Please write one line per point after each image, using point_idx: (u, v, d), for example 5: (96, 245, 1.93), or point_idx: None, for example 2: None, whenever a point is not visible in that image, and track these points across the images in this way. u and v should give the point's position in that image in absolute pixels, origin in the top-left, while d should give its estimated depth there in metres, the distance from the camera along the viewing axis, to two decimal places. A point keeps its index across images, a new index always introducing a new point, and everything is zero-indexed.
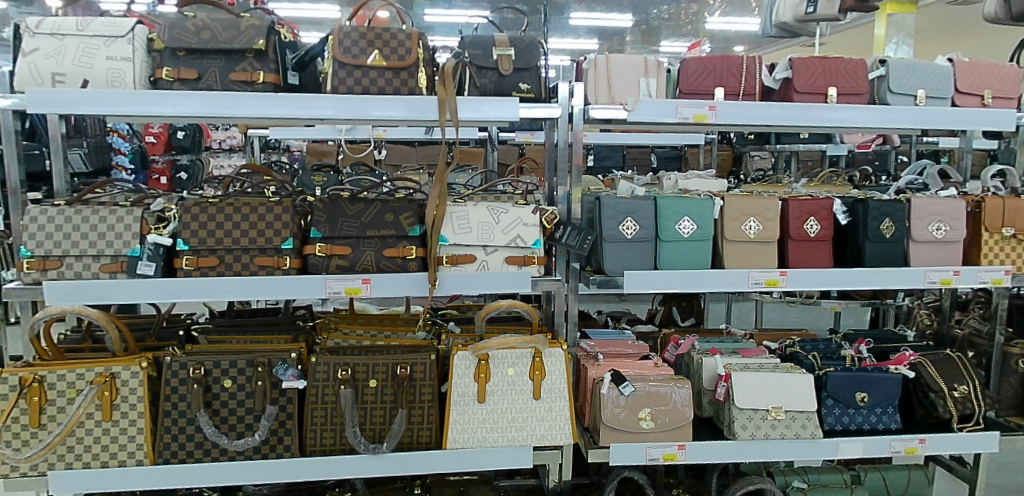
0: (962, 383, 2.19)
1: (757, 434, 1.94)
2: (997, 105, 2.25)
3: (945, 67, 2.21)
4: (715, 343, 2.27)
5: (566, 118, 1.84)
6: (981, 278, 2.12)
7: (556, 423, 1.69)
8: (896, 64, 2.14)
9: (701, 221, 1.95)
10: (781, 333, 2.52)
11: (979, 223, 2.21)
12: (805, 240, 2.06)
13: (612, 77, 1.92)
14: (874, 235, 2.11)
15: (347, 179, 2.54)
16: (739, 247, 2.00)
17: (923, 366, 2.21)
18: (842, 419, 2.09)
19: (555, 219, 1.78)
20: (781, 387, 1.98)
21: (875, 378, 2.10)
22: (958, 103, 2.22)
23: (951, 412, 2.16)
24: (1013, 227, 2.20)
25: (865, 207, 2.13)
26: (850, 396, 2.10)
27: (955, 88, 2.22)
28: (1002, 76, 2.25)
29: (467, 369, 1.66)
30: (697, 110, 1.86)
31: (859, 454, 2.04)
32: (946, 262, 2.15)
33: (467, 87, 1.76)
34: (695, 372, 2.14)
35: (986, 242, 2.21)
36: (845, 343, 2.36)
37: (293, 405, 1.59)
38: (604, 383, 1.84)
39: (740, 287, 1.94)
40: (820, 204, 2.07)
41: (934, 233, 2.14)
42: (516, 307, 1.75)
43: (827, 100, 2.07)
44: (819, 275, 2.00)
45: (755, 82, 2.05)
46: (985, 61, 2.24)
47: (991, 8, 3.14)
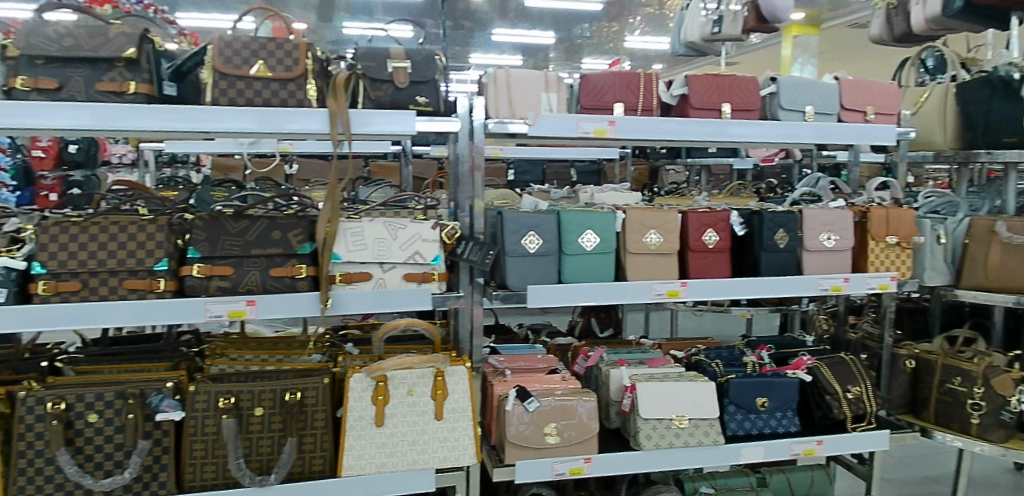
0: (855, 385, 2.30)
1: (661, 444, 1.97)
2: (879, 121, 2.39)
3: (831, 85, 2.33)
4: (623, 354, 2.28)
5: (466, 133, 1.81)
6: (869, 284, 2.26)
7: (458, 444, 1.65)
8: (785, 81, 2.23)
9: (604, 234, 1.96)
10: (687, 341, 2.57)
11: (866, 232, 2.33)
12: (704, 251, 2.11)
13: (513, 92, 1.91)
14: (769, 246, 2.19)
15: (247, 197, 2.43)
16: (643, 260, 2.02)
17: (819, 370, 2.30)
18: (744, 425, 2.15)
19: (455, 234, 1.75)
20: (684, 396, 2.01)
21: (773, 383, 2.18)
22: (843, 119, 2.35)
23: (846, 413, 2.26)
24: (896, 236, 2.34)
25: (760, 218, 2.20)
26: (751, 401, 2.16)
27: (841, 104, 2.34)
28: (883, 94, 2.40)
29: (364, 392, 1.60)
30: (597, 125, 1.89)
31: (760, 458, 2.10)
32: (836, 269, 2.26)
33: (361, 99, 1.70)
34: (603, 384, 2.15)
35: (873, 249, 2.33)
36: (747, 350, 2.44)
37: (169, 439, 1.49)
38: (508, 399, 1.81)
39: (643, 299, 1.97)
40: (717, 216, 2.13)
41: (825, 242, 2.24)
42: (415, 326, 1.70)
43: (721, 116, 2.14)
44: (717, 285, 2.06)
45: (653, 98, 2.09)
46: (867, 80, 2.38)
47: (875, 30, 3.34)
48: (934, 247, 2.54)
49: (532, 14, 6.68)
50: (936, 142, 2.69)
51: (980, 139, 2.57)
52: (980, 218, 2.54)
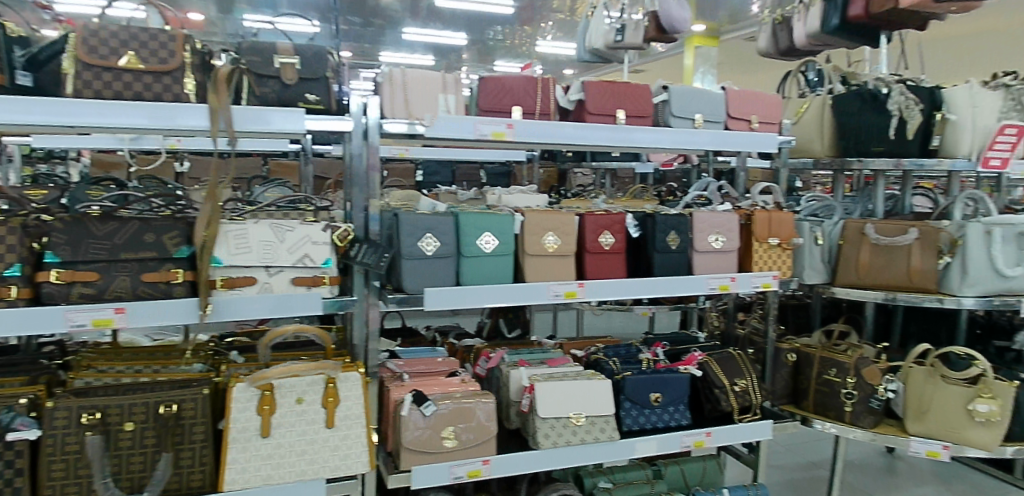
0: (741, 378, 2.43)
1: (559, 442, 2.00)
2: (762, 129, 2.55)
3: (718, 94, 2.45)
4: (524, 354, 2.30)
5: (360, 133, 1.76)
6: (753, 283, 2.41)
7: (350, 452, 1.61)
8: (676, 90, 2.33)
9: (502, 236, 1.96)
10: (588, 341, 2.63)
11: (751, 234, 2.47)
12: (600, 252, 2.16)
13: (408, 92, 1.88)
14: (661, 247, 2.27)
15: (111, 196, 2.24)
16: (541, 262, 2.04)
17: (709, 365, 2.41)
18: (639, 420, 2.23)
19: (348, 236, 1.69)
20: (581, 395, 2.05)
21: (666, 379, 2.27)
22: (730, 127, 2.47)
23: (732, 405, 2.38)
24: (778, 237, 2.49)
25: (653, 221, 2.28)
26: (645, 397, 2.23)
27: (728, 113, 2.47)
28: (765, 104, 2.55)
29: (248, 401, 1.54)
30: (495, 127, 1.89)
31: (653, 451, 2.17)
32: (723, 269, 2.39)
33: (245, 95, 1.63)
34: (503, 385, 2.15)
35: (757, 249, 2.47)
36: (643, 348, 2.52)
37: (23, 460, 1.38)
38: (404, 405, 1.78)
39: (541, 300, 2.00)
40: (613, 219, 2.19)
41: (713, 243, 2.36)
42: (304, 331, 1.65)
43: (616, 122, 2.20)
44: (613, 286, 2.13)
45: (550, 102, 2.11)
46: (751, 90, 2.53)
47: (763, 43, 3.54)
48: (813, 248, 2.74)
49: (443, 15, 6.65)
50: (815, 150, 2.87)
51: (853, 148, 2.78)
52: (853, 221, 2.75)
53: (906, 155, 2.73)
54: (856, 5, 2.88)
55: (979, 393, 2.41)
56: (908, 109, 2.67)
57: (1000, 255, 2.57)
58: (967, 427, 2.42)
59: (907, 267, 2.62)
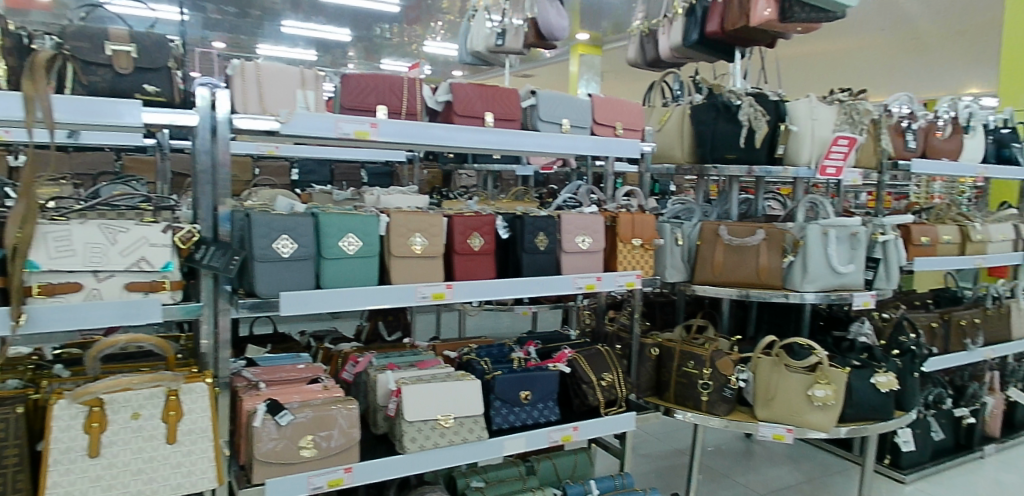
0: (608, 373, 2.52)
1: (426, 445, 1.98)
2: (627, 135, 2.66)
3: (585, 101, 2.53)
4: (393, 357, 2.26)
5: (207, 128, 1.66)
6: (618, 282, 2.52)
7: (195, 468, 1.53)
8: (543, 95, 2.39)
9: (366, 237, 1.92)
10: (460, 342, 2.63)
11: (616, 235, 2.58)
12: (469, 254, 2.16)
13: (262, 86, 1.80)
14: (530, 248, 2.32)
15: None
16: (407, 263, 2.01)
17: (578, 362, 2.49)
18: (508, 418, 2.26)
19: (191, 238, 1.60)
20: (449, 396, 2.05)
21: (536, 377, 2.31)
22: (596, 133, 2.57)
23: (599, 399, 2.47)
24: (640, 238, 2.62)
25: (522, 222, 2.32)
26: (515, 395, 2.27)
27: (594, 119, 2.56)
28: (629, 112, 2.67)
29: (72, 420, 1.42)
30: (358, 126, 1.85)
31: (521, 448, 2.21)
32: (590, 268, 2.48)
33: (69, 83, 1.49)
34: (371, 389, 2.11)
35: (621, 250, 2.59)
36: (516, 347, 2.57)
37: None
38: (257, 415, 1.70)
39: (407, 302, 1.98)
40: (482, 220, 2.19)
41: (580, 244, 2.44)
42: (139, 341, 1.54)
43: (484, 125, 2.21)
44: (481, 288, 2.14)
45: (416, 102, 2.10)
46: (616, 98, 2.63)
47: (631, 54, 3.68)
48: (674, 248, 2.92)
49: (326, 9, 6.44)
50: (676, 156, 3.05)
51: (709, 155, 2.97)
52: (709, 223, 2.94)
53: (755, 161, 2.94)
54: (713, 21, 3.10)
55: (816, 379, 2.64)
56: (756, 120, 2.87)
57: (834, 255, 2.84)
58: (807, 411, 2.65)
59: (757, 266, 2.85)
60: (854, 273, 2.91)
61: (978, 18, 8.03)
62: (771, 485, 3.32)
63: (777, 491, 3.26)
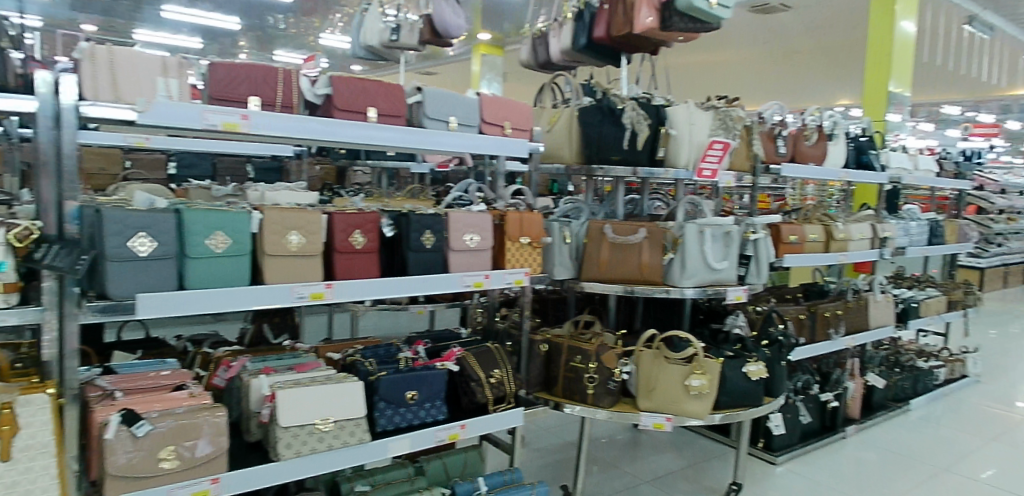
0: (497, 370, 2.53)
1: (302, 451, 1.92)
2: (515, 135, 2.68)
3: (472, 99, 2.53)
4: (270, 361, 2.18)
5: (48, 116, 1.53)
6: (506, 280, 2.55)
7: (34, 487, 1.46)
8: (429, 92, 2.36)
9: (236, 236, 1.84)
10: (345, 343, 2.57)
11: (504, 233, 2.61)
12: (351, 252, 2.11)
13: (116, 72, 1.68)
14: (416, 246, 2.29)
15: None
16: (283, 262, 1.93)
17: (466, 360, 2.49)
18: (394, 419, 2.22)
19: (29, 236, 1.54)
20: (329, 399, 1.99)
21: (422, 376, 2.29)
22: (484, 132, 2.57)
23: (487, 396, 2.48)
24: (528, 236, 2.65)
25: (407, 219, 2.28)
26: (400, 395, 2.24)
27: (482, 118, 2.57)
28: (517, 112, 2.70)
29: None
30: (226, 117, 1.77)
31: (406, 449, 2.19)
32: (478, 266, 2.49)
33: None
34: (245, 395, 2.02)
35: (509, 248, 2.61)
36: (404, 347, 2.53)
37: None
38: (109, 426, 1.58)
39: (282, 302, 1.91)
40: (366, 217, 2.15)
41: (468, 242, 2.44)
42: None
43: (367, 120, 2.17)
44: (362, 287, 2.10)
45: (293, 95, 2.02)
46: (504, 98, 2.65)
47: (524, 55, 3.72)
48: (561, 247, 2.99)
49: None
50: (564, 156, 3.12)
51: (596, 155, 3.07)
52: (595, 222, 3.04)
53: (637, 163, 3.08)
54: (600, 27, 3.21)
55: (693, 370, 2.79)
56: (638, 123, 3.01)
57: (710, 252, 3.02)
58: (684, 400, 2.80)
59: (640, 263, 2.97)
60: (727, 269, 3.12)
61: (847, 21, 8.69)
62: (655, 472, 3.48)
63: (660, 478, 3.43)
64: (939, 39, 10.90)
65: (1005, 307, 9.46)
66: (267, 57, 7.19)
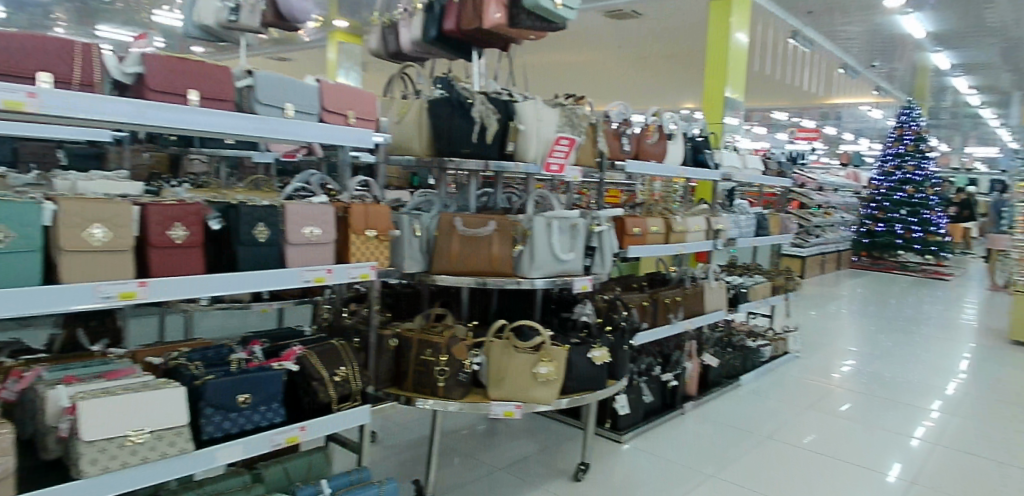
0: (341, 367, 2.46)
1: (111, 466, 1.75)
2: (360, 125, 2.59)
3: (310, 86, 2.42)
4: (74, 370, 1.96)
5: None
6: (350, 274, 2.48)
7: None
8: (261, 76, 2.24)
9: (22, 229, 1.64)
10: (169, 347, 2.38)
11: (347, 226, 2.51)
12: (169, 247, 1.95)
13: None
14: (247, 240, 2.16)
15: None
16: (81, 259, 1.73)
17: (307, 359, 2.39)
18: (223, 425, 2.08)
19: None
20: (144, 407, 1.83)
21: (256, 378, 2.17)
22: (325, 120, 2.46)
23: (331, 395, 2.39)
24: (375, 229, 2.57)
25: (236, 212, 2.15)
26: (231, 400, 2.10)
27: (322, 106, 2.45)
28: (362, 100, 2.61)
29: None
30: (6, 94, 1.56)
31: (238, 456, 2.07)
32: (320, 260, 2.39)
33: None
34: (40, 408, 1.80)
35: (354, 241, 2.52)
36: (238, 348, 2.39)
37: None
38: None
39: (83, 303, 1.72)
40: (187, 209, 1.99)
41: (308, 235, 2.32)
42: None
43: (187, 103, 2.00)
44: (183, 284, 1.94)
45: (94, 72, 1.82)
46: (347, 86, 2.55)
47: (374, 44, 3.63)
48: (411, 239, 2.98)
49: None
50: (415, 148, 3.08)
51: (446, 149, 3.06)
52: (445, 214, 3.02)
53: (487, 156, 3.09)
54: (450, 20, 3.21)
55: (540, 358, 2.88)
56: (487, 117, 3.04)
57: (557, 244, 3.13)
58: (532, 388, 2.88)
59: (490, 256, 3.01)
60: (574, 260, 3.25)
61: (690, 29, 9.40)
62: (508, 460, 3.56)
63: (514, 464, 3.52)
64: (768, 50, 12.11)
65: (819, 290, 10.76)
66: (89, 31, 6.21)
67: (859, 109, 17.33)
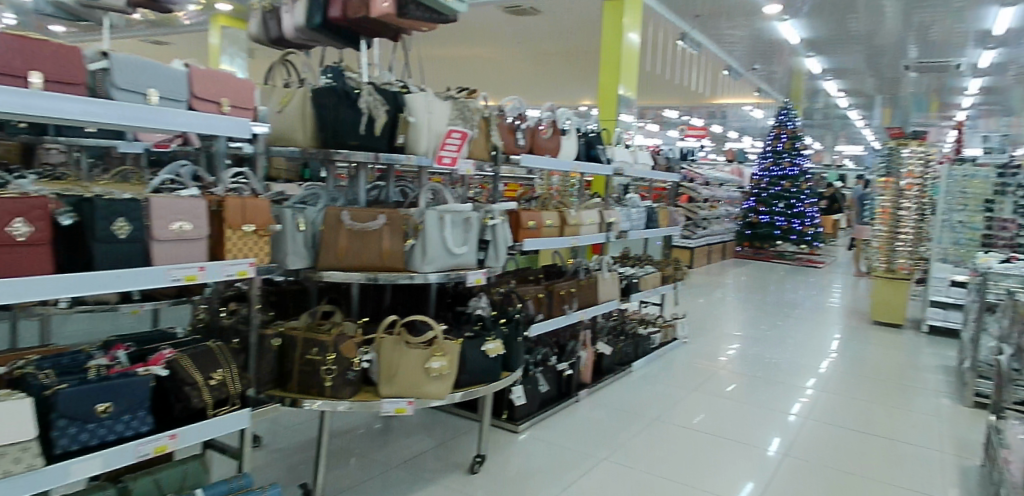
0: (218, 370, 2.32)
1: None
2: (235, 114, 2.46)
3: (177, 71, 2.26)
4: None
5: None
6: (226, 271, 2.35)
7: None
8: (118, 58, 2.07)
9: None
10: (15, 355, 2.16)
11: (223, 221, 2.37)
12: (9, 245, 1.76)
13: None
14: (105, 236, 1.99)
15: None
16: None
17: (178, 362, 2.24)
18: (79, 437, 1.92)
19: None
20: None
21: (118, 385, 2.01)
22: (195, 108, 2.31)
23: (206, 400, 2.26)
24: (253, 224, 2.45)
25: (90, 205, 1.97)
26: (88, 410, 1.94)
27: (192, 92, 2.31)
28: (236, 88, 2.47)
29: None
30: None
31: (96, 470, 1.92)
32: (191, 258, 2.24)
33: None
34: None
35: (230, 237, 2.38)
36: (98, 353, 2.21)
37: None
38: None
39: None
40: (32, 204, 1.81)
41: (176, 231, 2.18)
42: None
43: (29, 86, 1.82)
44: (25, 286, 1.76)
45: None
46: (220, 72, 2.41)
47: (254, 30, 3.46)
48: (295, 235, 2.84)
49: None
50: (297, 139, 2.91)
51: (332, 140, 2.94)
52: (332, 208, 2.91)
53: (376, 148, 3.05)
54: (335, 7, 3.08)
55: (433, 353, 2.86)
56: (376, 108, 2.99)
57: (449, 237, 3.12)
58: (425, 383, 2.86)
59: (380, 250, 2.94)
60: (467, 253, 3.25)
61: (585, 26, 9.64)
62: (402, 458, 3.52)
63: (409, 461, 3.49)
64: (659, 50, 12.65)
65: (706, 279, 11.41)
66: None
67: (742, 109, 18.50)
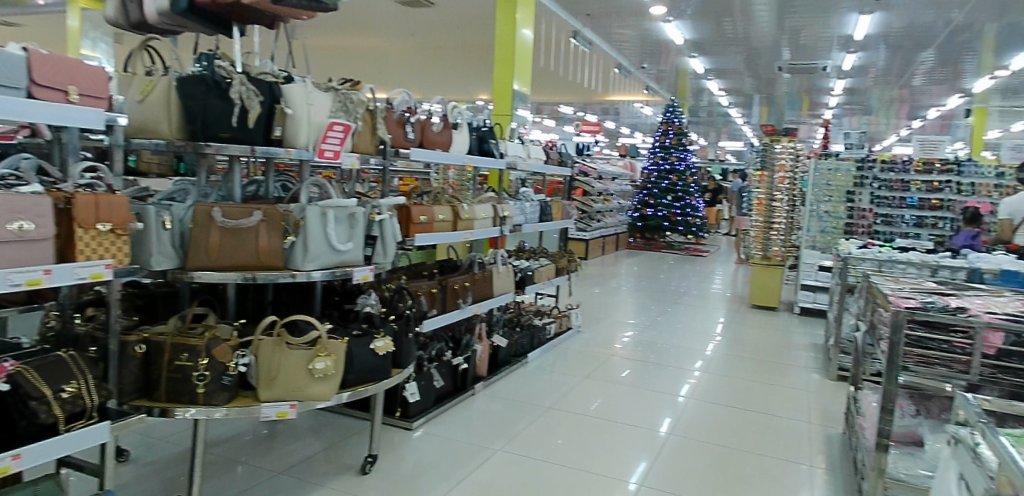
0: (71, 382, 2.14)
1: None
2: (85, 103, 2.26)
3: (14, 55, 2.05)
4: None
5: None
6: (77, 274, 2.16)
7: None
8: None
9: None
10: None
11: (72, 220, 2.17)
12: None
13: None
14: None
15: None
16: None
17: (23, 375, 2.01)
18: None
19: None
20: None
21: None
22: (36, 96, 2.10)
23: (56, 415, 2.07)
24: (109, 222, 2.27)
25: None
26: None
27: (33, 79, 2.09)
28: (86, 75, 2.27)
29: None
30: None
31: None
32: (34, 260, 2.04)
33: None
34: None
35: (81, 237, 2.19)
36: None
37: None
38: None
39: None
40: None
41: (16, 231, 1.98)
42: None
43: None
44: None
45: None
46: (66, 57, 2.21)
47: (110, 13, 3.19)
48: (160, 233, 2.66)
49: None
50: (162, 130, 2.76)
51: (200, 132, 2.78)
52: (201, 204, 2.75)
53: (250, 141, 2.90)
54: None
55: (316, 353, 2.77)
56: (249, 99, 2.82)
57: (333, 233, 3.03)
58: (309, 384, 2.77)
59: (256, 247, 2.82)
60: (353, 249, 3.17)
61: (479, 20, 9.65)
62: (287, 463, 3.40)
63: (296, 466, 3.37)
64: (553, 46, 12.90)
65: (601, 269, 11.81)
66: None
67: (634, 106, 19.26)
